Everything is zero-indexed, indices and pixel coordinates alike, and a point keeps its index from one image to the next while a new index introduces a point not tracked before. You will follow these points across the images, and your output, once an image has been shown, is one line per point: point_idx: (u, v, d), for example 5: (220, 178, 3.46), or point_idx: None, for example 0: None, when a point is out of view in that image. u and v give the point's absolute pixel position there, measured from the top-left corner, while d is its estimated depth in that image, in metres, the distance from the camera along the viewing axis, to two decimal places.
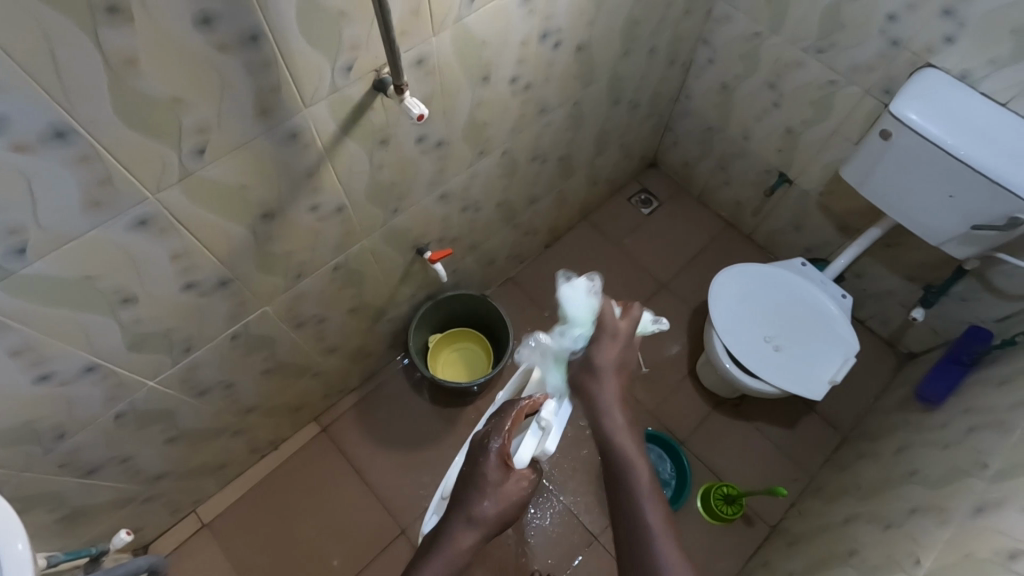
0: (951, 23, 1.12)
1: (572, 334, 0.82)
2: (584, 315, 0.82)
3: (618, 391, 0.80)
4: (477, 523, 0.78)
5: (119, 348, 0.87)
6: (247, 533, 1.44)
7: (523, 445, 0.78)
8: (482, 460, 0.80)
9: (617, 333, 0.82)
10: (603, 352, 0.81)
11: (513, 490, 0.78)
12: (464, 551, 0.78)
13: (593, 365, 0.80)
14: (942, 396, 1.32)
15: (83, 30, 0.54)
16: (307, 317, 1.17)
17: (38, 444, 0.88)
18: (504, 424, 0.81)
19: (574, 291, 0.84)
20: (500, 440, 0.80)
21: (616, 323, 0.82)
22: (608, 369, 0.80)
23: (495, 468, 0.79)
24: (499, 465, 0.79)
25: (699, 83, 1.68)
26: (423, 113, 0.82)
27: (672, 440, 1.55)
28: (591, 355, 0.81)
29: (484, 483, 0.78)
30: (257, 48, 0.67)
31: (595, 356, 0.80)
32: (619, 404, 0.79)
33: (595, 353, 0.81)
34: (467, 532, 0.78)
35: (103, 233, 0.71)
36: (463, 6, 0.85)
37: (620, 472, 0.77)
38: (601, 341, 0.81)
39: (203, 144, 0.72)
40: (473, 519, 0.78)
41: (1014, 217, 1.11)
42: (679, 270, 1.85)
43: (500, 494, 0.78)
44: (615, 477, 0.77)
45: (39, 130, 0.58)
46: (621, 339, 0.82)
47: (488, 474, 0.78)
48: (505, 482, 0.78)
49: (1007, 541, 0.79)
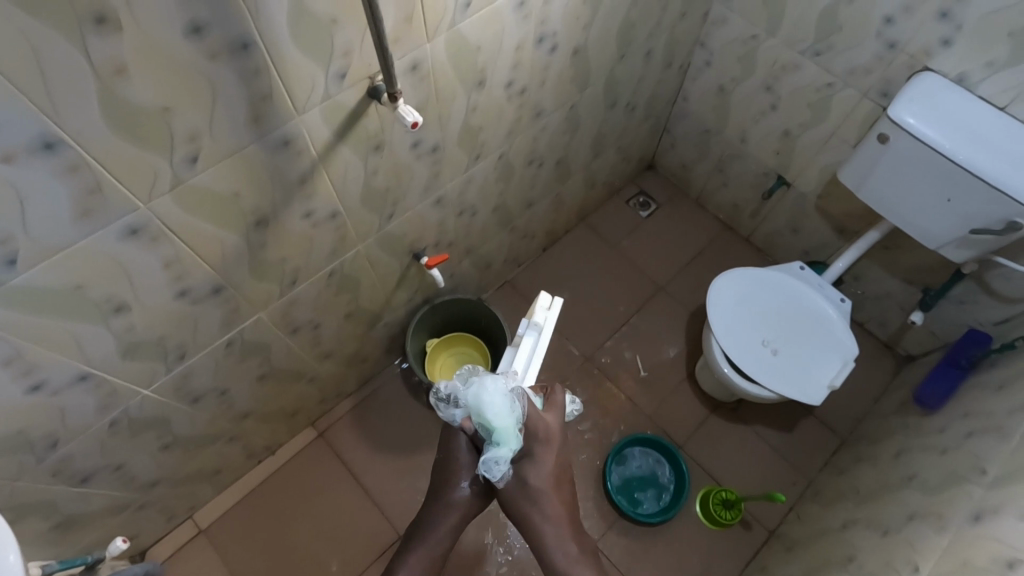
0: (948, 25, 1.11)
1: (494, 453, 0.77)
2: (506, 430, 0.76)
3: (556, 511, 0.86)
4: (455, 506, 0.89)
5: (111, 356, 0.86)
6: (244, 539, 1.43)
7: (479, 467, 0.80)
8: (453, 447, 0.86)
9: (550, 437, 0.86)
10: (536, 472, 0.85)
11: (485, 472, 0.86)
12: (445, 532, 0.90)
13: (529, 493, 0.85)
14: (940, 400, 1.32)
15: (70, 39, 0.53)
16: (302, 323, 1.16)
17: (31, 453, 0.88)
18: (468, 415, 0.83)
19: (493, 408, 0.75)
20: (467, 429, 0.83)
21: (547, 430, 0.86)
22: (544, 492, 0.85)
23: (467, 453, 0.86)
24: (470, 449, 0.86)
25: (696, 85, 1.67)
26: (417, 119, 0.82)
27: (669, 443, 1.52)
28: (526, 475, 0.85)
29: (459, 468, 0.86)
30: (248, 55, 0.67)
31: (528, 480, 0.85)
32: (560, 523, 0.87)
33: (528, 473, 0.84)
34: (448, 514, 0.89)
35: (93, 243, 0.70)
36: (457, 11, 0.85)
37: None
38: (536, 460, 0.85)
39: (195, 152, 0.71)
40: (450, 502, 0.89)
41: (1013, 221, 1.10)
42: (677, 273, 1.84)
43: (474, 476, 0.87)
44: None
45: (26, 141, 0.57)
46: (553, 444, 0.86)
47: (461, 459, 0.86)
48: (475, 469, 0.87)
49: (1005, 549, 0.78)
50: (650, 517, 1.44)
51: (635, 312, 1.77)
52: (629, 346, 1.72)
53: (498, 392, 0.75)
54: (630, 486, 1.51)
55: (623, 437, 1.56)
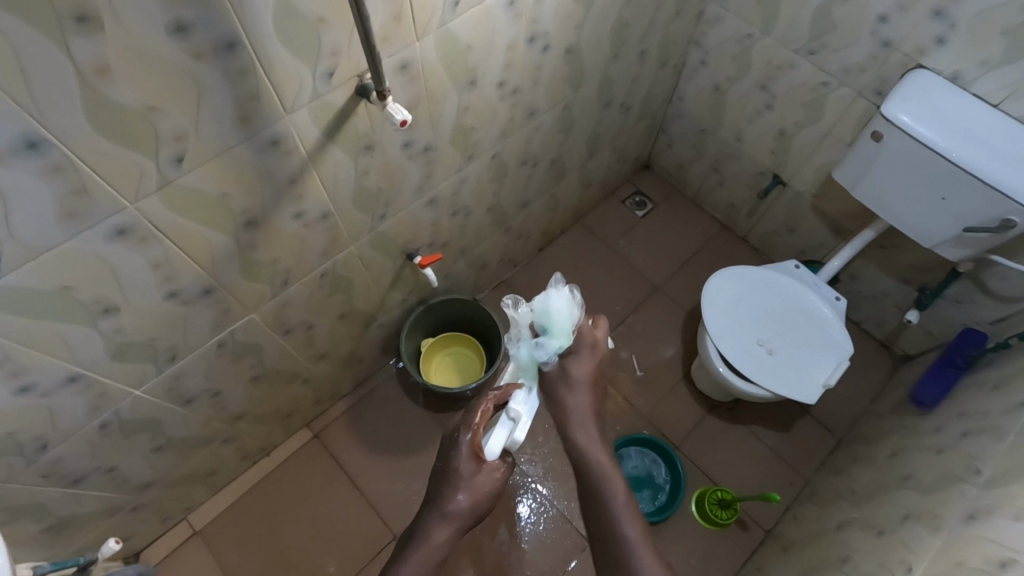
0: (941, 24, 1.11)
1: (548, 342, 0.82)
2: (561, 323, 0.82)
3: (589, 405, 0.82)
4: (450, 518, 0.78)
5: (101, 358, 0.86)
6: (239, 541, 1.43)
7: (492, 436, 0.79)
8: (453, 454, 0.79)
9: (596, 342, 0.86)
10: (578, 364, 0.84)
11: (486, 483, 0.78)
12: (439, 545, 0.78)
13: (569, 378, 0.83)
14: (936, 399, 1.31)
15: (52, 40, 0.53)
16: (295, 324, 1.16)
17: (21, 455, 0.87)
18: (472, 417, 0.80)
19: (559, 298, 0.83)
20: (471, 432, 0.79)
21: (593, 333, 0.86)
22: (584, 382, 0.83)
23: (466, 462, 0.78)
24: (471, 456, 0.79)
25: (691, 84, 1.67)
26: (406, 118, 0.81)
27: (664, 443, 1.52)
28: (569, 366, 0.83)
29: (454, 478, 0.78)
30: (234, 55, 0.66)
31: (569, 368, 0.83)
32: (590, 417, 0.81)
33: (569, 364, 0.84)
34: (444, 524, 0.78)
35: (79, 243, 0.70)
36: (447, 10, 0.84)
37: (593, 485, 0.79)
38: (581, 354, 0.84)
39: (181, 152, 0.71)
40: (447, 511, 0.78)
41: (1007, 219, 1.10)
42: (673, 273, 1.84)
43: (472, 487, 0.77)
44: (589, 487, 0.79)
45: (10, 141, 0.57)
46: (598, 350, 0.85)
47: (459, 468, 0.78)
48: (477, 474, 0.78)
49: (999, 550, 0.78)
50: (646, 517, 1.44)
51: (632, 311, 1.77)
52: (625, 346, 1.71)
53: (564, 288, 0.84)
54: None
55: (619, 437, 1.56)
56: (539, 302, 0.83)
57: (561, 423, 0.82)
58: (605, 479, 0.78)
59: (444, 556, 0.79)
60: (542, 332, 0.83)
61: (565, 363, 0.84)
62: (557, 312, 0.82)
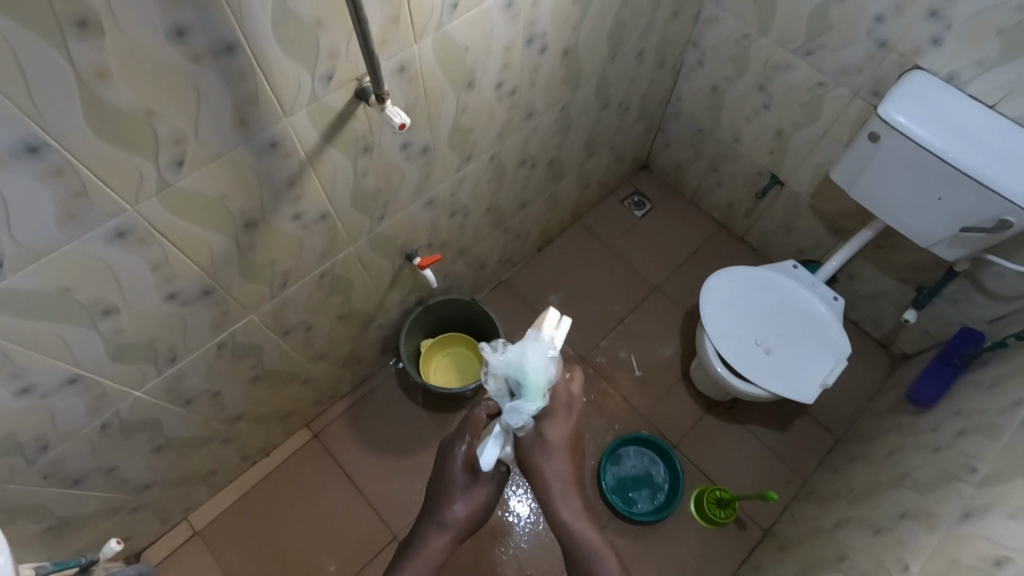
0: (938, 24, 1.11)
1: (523, 405, 0.76)
2: (536, 384, 0.76)
3: (569, 469, 0.84)
4: (447, 526, 0.85)
5: (101, 359, 0.86)
6: (239, 540, 1.43)
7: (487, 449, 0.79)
8: (449, 464, 0.85)
9: (570, 401, 0.86)
10: (553, 429, 0.83)
11: (481, 493, 0.85)
12: (436, 553, 0.85)
13: (547, 446, 0.82)
14: (934, 399, 1.32)
15: (52, 44, 0.53)
16: (294, 325, 1.16)
17: (21, 456, 0.88)
18: (468, 429, 0.83)
19: (536, 356, 0.76)
20: (465, 445, 0.84)
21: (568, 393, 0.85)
22: (561, 449, 0.83)
23: (461, 474, 0.84)
24: (466, 467, 0.84)
25: (689, 85, 1.67)
26: (404, 121, 0.82)
27: (663, 443, 1.52)
28: (544, 432, 0.82)
29: (451, 489, 0.84)
30: (233, 59, 0.67)
31: (547, 435, 0.82)
32: (568, 482, 0.83)
33: (546, 429, 0.82)
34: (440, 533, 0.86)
35: (80, 245, 0.70)
36: (444, 13, 0.85)
37: (573, 541, 0.84)
38: (555, 420, 0.83)
39: (181, 155, 0.71)
40: (445, 521, 0.85)
41: (1003, 219, 1.10)
42: (671, 273, 1.84)
43: (469, 497, 0.84)
44: (577, 557, 0.85)
45: (11, 145, 0.57)
46: (573, 410, 0.85)
47: (454, 479, 0.84)
48: (472, 486, 0.84)
49: (993, 548, 0.78)
50: (644, 516, 1.45)
51: (630, 311, 1.77)
52: (624, 346, 1.72)
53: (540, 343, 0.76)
54: (625, 486, 1.51)
55: (617, 437, 1.56)
56: (512, 360, 0.76)
57: (540, 492, 0.84)
58: (592, 550, 0.84)
59: (441, 561, 0.86)
60: (517, 390, 0.77)
61: (542, 429, 0.82)
62: (534, 373, 0.75)
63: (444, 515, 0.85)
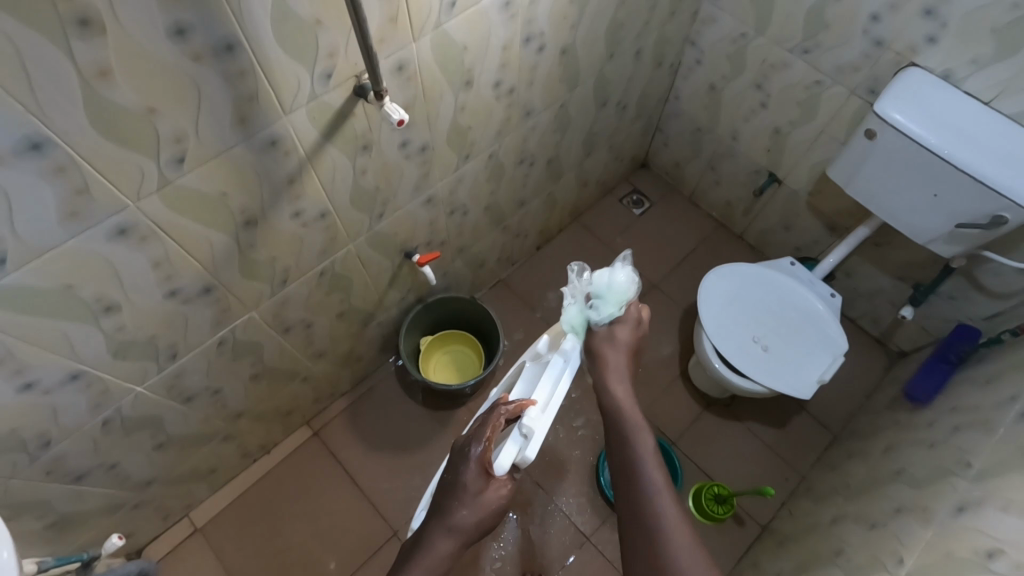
0: (933, 23, 1.12)
1: (603, 306, 0.83)
2: (617, 294, 0.83)
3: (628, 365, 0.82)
4: (456, 531, 0.78)
5: (103, 356, 0.87)
6: (240, 537, 1.44)
7: (503, 452, 0.74)
8: (462, 469, 0.80)
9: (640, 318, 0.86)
10: (624, 330, 0.84)
11: (493, 499, 0.79)
12: (442, 558, 0.78)
13: (614, 340, 0.83)
14: (930, 395, 1.32)
15: (53, 42, 0.54)
16: (294, 322, 1.17)
17: (24, 452, 0.89)
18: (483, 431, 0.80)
19: (621, 271, 0.84)
20: (481, 445, 0.80)
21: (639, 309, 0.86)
22: (626, 345, 0.83)
23: (475, 477, 0.79)
24: (479, 471, 0.79)
25: (687, 84, 1.68)
26: (403, 118, 0.83)
27: (661, 439, 1.53)
28: (615, 330, 0.83)
29: (463, 490, 0.79)
30: (232, 57, 0.68)
31: (616, 332, 0.83)
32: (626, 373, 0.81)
33: (617, 328, 0.83)
34: (447, 538, 0.78)
35: (81, 243, 0.71)
36: (443, 12, 0.86)
37: (624, 436, 0.77)
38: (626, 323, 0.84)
39: (182, 153, 0.72)
40: (454, 525, 0.78)
41: (998, 215, 1.11)
42: (670, 271, 1.85)
43: (479, 503, 0.78)
44: (616, 441, 0.77)
45: (13, 142, 0.58)
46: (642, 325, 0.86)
47: (466, 482, 0.79)
48: (485, 490, 0.79)
49: (987, 540, 0.79)
50: None
51: None
52: None
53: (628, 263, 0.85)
54: None
55: None
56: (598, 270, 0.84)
57: (593, 377, 0.82)
58: (635, 437, 0.76)
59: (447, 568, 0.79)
60: (596, 297, 0.83)
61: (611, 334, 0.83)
62: (620, 280, 0.83)
63: (453, 519, 0.78)
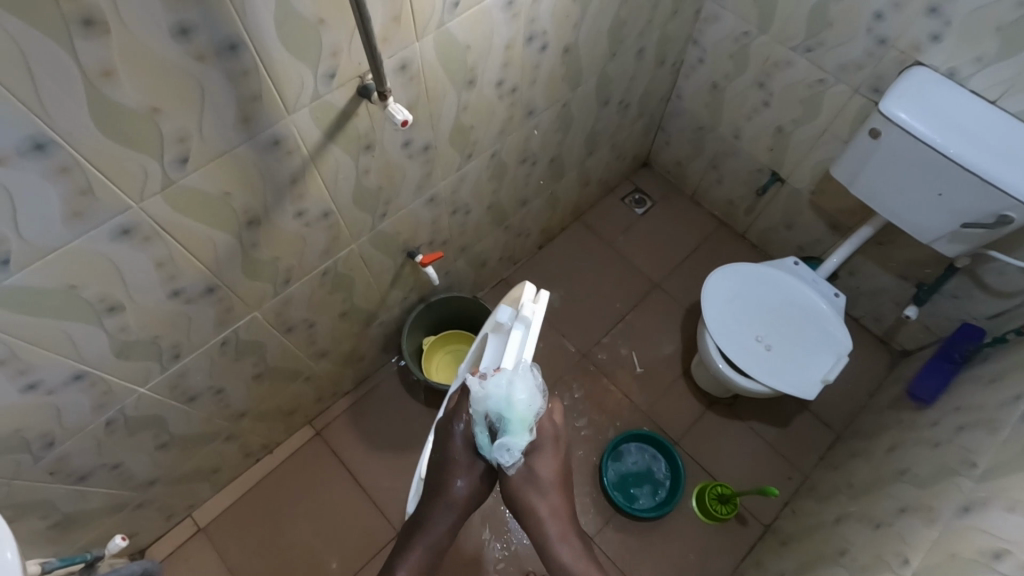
0: (937, 21, 1.12)
1: (509, 440, 0.73)
2: (521, 417, 0.73)
3: (561, 504, 0.81)
4: (453, 506, 0.81)
5: (107, 356, 0.87)
6: (242, 537, 1.44)
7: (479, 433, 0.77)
8: (449, 443, 0.82)
9: (557, 434, 0.83)
10: (543, 463, 0.80)
11: (484, 466, 0.81)
12: (443, 531, 0.83)
13: (539, 483, 0.79)
14: (934, 395, 1.32)
15: (57, 42, 0.54)
16: (296, 322, 1.17)
17: (28, 452, 0.89)
18: (463, 407, 0.81)
19: (521, 390, 0.72)
20: (464, 422, 0.81)
21: (550, 425, 0.82)
22: (553, 484, 0.80)
23: (462, 452, 0.81)
24: (466, 447, 0.81)
25: (689, 82, 1.68)
26: (407, 118, 0.83)
27: (664, 439, 1.53)
28: (534, 469, 0.79)
29: (454, 465, 0.81)
30: (236, 56, 0.67)
31: (537, 471, 0.79)
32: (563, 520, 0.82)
33: (536, 463, 0.79)
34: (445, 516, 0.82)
35: (85, 243, 0.71)
36: (446, 11, 0.85)
37: None
38: (543, 455, 0.80)
39: (185, 153, 0.72)
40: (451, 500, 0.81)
41: (1003, 214, 1.10)
42: (672, 270, 1.85)
43: (471, 472, 0.81)
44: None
45: (16, 142, 0.58)
46: (558, 441, 0.83)
47: (457, 457, 0.81)
48: (474, 462, 0.81)
49: (992, 541, 0.79)
50: (646, 512, 1.46)
51: (631, 308, 1.78)
52: (626, 343, 1.72)
53: (523, 381, 0.72)
54: (626, 482, 1.52)
55: (619, 434, 1.57)
56: (490, 398, 0.72)
57: (537, 537, 0.82)
58: None
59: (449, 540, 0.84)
60: (500, 425, 0.73)
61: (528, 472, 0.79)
62: (518, 413, 0.71)
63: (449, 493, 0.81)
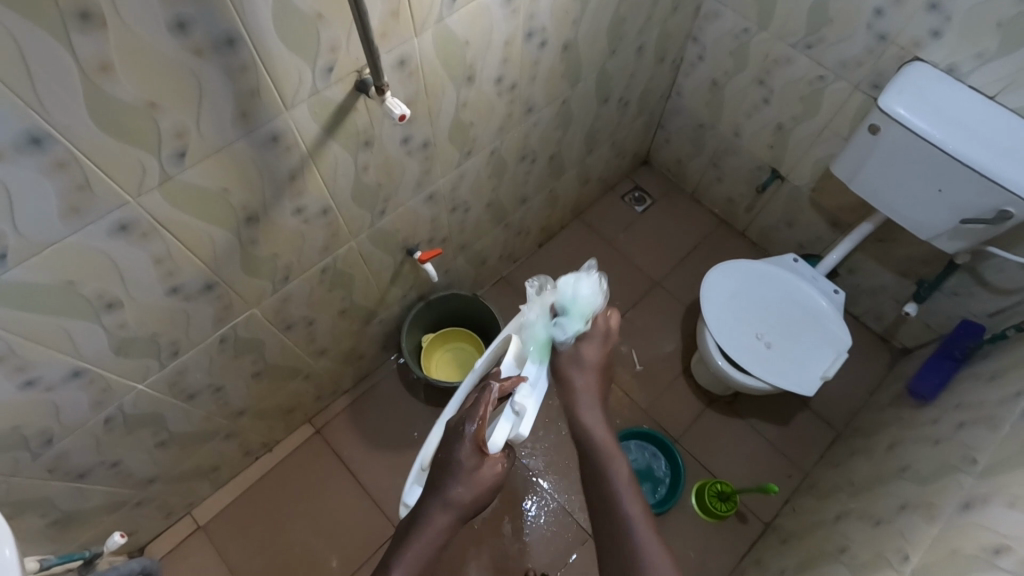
0: (937, 17, 1.11)
1: (568, 323, 0.83)
2: (580, 307, 0.83)
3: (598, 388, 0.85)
4: (451, 506, 0.78)
5: (106, 352, 0.87)
6: (241, 535, 1.44)
7: (498, 430, 0.79)
8: (457, 447, 0.79)
9: (609, 334, 0.87)
10: (589, 347, 0.85)
11: (489, 474, 0.79)
12: (438, 531, 0.79)
13: (580, 359, 0.85)
14: (934, 392, 1.32)
15: (53, 36, 0.54)
16: (296, 319, 1.17)
17: (27, 449, 0.89)
18: (477, 409, 0.78)
19: (588, 284, 0.85)
20: (475, 424, 0.78)
21: (607, 322, 0.87)
22: (593, 364, 0.85)
23: (470, 455, 0.78)
24: (474, 451, 0.79)
25: (689, 80, 1.67)
26: (405, 113, 0.82)
27: (663, 436, 1.53)
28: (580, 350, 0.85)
29: (459, 469, 0.78)
30: (233, 51, 0.67)
31: (583, 352, 0.85)
32: (596, 398, 0.84)
33: (581, 346, 0.85)
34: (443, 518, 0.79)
35: (82, 239, 0.71)
36: (444, 7, 0.85)
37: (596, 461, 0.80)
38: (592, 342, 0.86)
39: (183, 148, 0.72)
40: (456, 501, 0.78)
41: (1003, 210, 1.10)
42: (672, 268, 1.84)
43: (474, 479, 0.78)
44: (591, 469, 0.80)
45: (13, 137, 0.57)
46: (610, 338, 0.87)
47: (462, 460, 0.78)
48: (480, 468, 0.78)
49: (993, 537, 0.78)
50: None
51: (631, 306, 1.78)
52: (625, 341, 1.72)
53: (594, 274, 0.86)
54: None
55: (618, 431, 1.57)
56: (562, 283, 0.85)
57: (566, 403, 0.84)
58: (608, 452, 0.80)
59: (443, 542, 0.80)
60: (561, 312, 0.84)
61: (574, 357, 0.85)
62: (587, 294, 0.84)
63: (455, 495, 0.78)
